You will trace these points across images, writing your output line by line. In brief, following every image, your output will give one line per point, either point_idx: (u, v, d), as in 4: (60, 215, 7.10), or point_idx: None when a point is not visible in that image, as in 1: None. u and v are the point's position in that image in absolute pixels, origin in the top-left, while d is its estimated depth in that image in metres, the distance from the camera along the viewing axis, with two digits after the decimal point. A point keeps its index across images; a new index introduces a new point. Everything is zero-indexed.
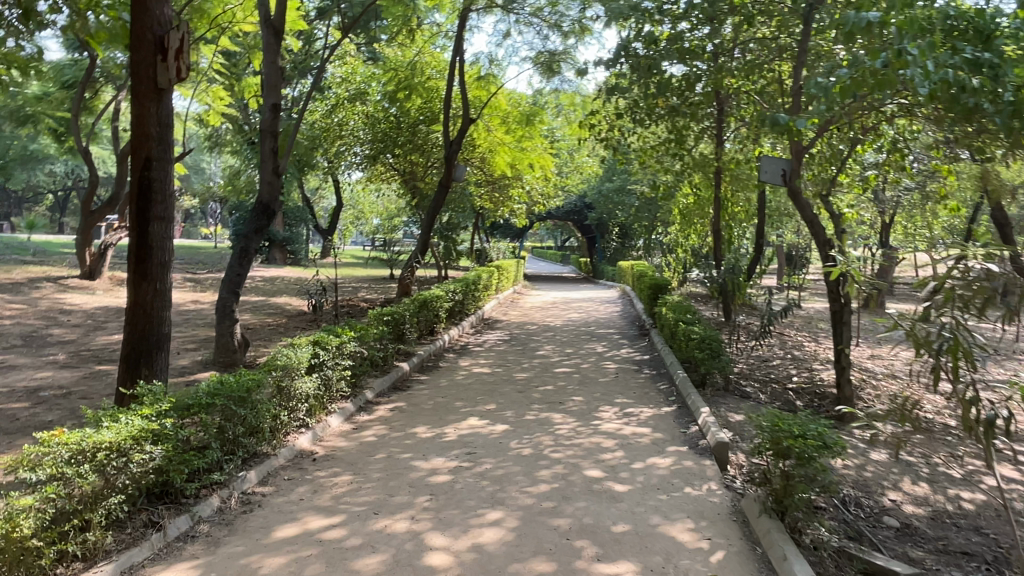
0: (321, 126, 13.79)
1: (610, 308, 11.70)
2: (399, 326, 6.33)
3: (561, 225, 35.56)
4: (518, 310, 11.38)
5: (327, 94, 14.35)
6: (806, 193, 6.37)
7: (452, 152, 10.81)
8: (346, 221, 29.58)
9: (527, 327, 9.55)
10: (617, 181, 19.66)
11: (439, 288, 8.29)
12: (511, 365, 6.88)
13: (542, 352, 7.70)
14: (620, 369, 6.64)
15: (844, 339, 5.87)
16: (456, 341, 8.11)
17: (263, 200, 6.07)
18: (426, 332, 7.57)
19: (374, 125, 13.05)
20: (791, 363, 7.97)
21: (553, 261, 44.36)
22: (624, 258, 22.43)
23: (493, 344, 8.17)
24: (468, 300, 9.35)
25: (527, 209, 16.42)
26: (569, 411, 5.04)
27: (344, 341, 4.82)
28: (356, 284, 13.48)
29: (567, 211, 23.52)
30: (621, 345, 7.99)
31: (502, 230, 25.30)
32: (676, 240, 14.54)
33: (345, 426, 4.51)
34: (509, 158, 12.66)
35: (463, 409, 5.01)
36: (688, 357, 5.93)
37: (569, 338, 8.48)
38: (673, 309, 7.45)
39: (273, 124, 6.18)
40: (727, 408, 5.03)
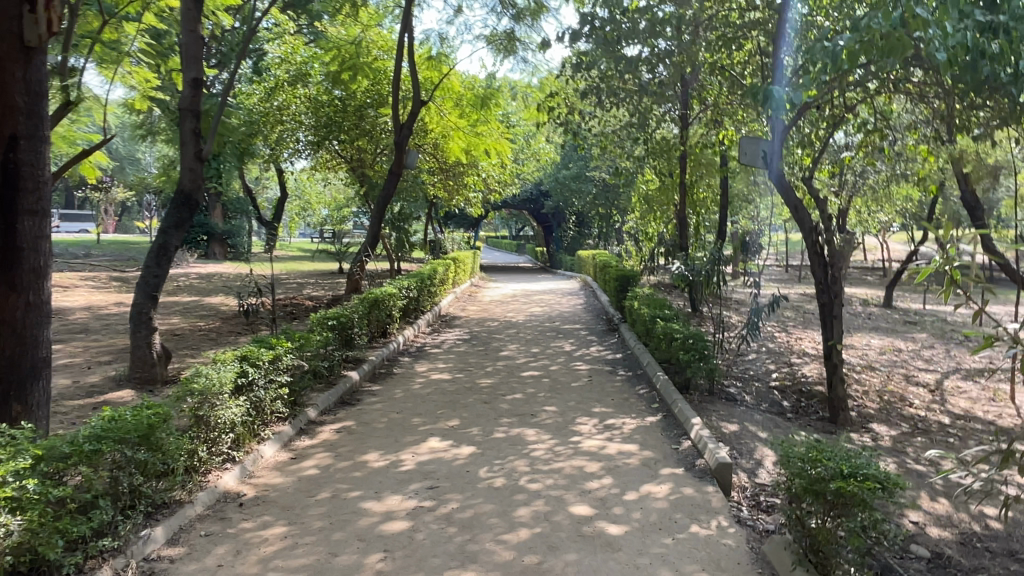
0: (261, 110, 12.84)
1: (573, 300, 11.18)
2: (347, 331, 5.63)
3: (515, 214, 34.92)
4: (477, 304, 10.76)
5: (266, 77, 13.38)
6: (788, 176, 5.89)
7: (402, 137, 10.07)
8: (292, 212, 28.37)
9: (488, 324, 8.93)
10: (574, 168, 19.10)
11: (392, 284, 7.59)
12: (473, 370, 6.24)
13: (505, 352, 7.08)
14: (592, 371, 6.07)
15: (834, 334, 5.43)
16: (411, 342, 7.44)
17: (184, 189, 5.28)
18: (378, 335, 6.88)
19: (318, 110, 12.18)
20: (767, 357, 7.54)
21: (508, 250, 43.90)
22: (581, 247, 21.98)
23: (452, 344, 7.51)
24: (423, 296, 8.69)
25: (483, 198, 15.76)
26: (542, 425, 4.44)
27: (280, 353, 4.11)
28: (302, 279, 12.63)
29: (523, 200, 22.91)
30: (590, 342, 7.43)
31: (456, 219, 24.55)
32: (637, 228, 14.10)
33: (281, 456, 3.80)
34: (464, 143, 11.94)
35: (421, 427, 4.35)
36: (669, 358, 5.40)
37: (533, 335, 7.88)
38: (647, 303, 6.92)
39: (195, 102, 5.37)
40: (719, 417, 4.50)
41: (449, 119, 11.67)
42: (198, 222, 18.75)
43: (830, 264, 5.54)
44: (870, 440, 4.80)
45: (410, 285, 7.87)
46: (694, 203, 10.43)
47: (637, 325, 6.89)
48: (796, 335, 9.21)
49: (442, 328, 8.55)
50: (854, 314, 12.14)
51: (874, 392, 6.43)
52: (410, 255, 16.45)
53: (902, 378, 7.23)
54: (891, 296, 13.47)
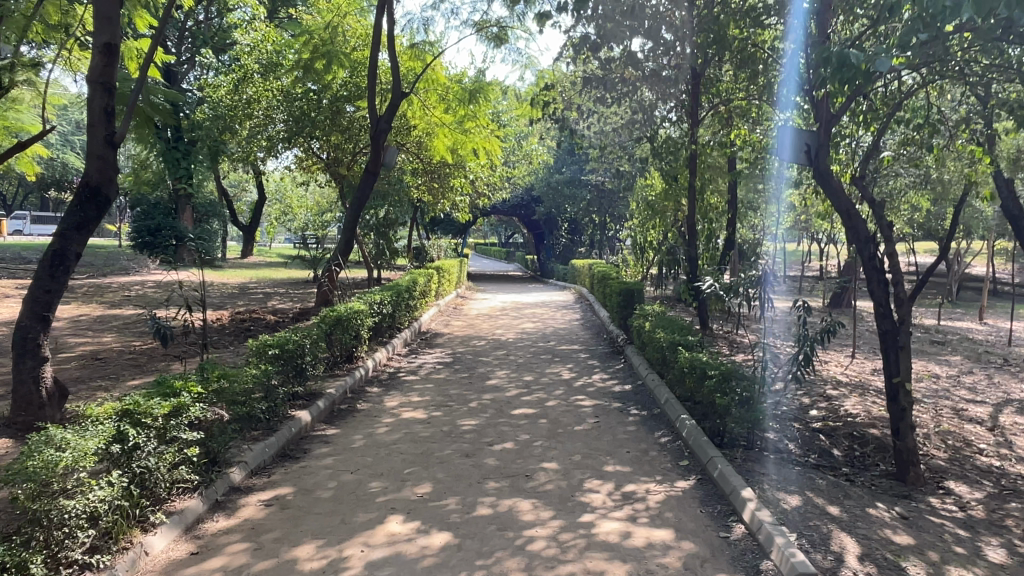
0: (228, 105, 11.73)
1: (570, 314, 10.15)
2: (299, 360, 4.55)
3: (504, 221, 33.75)
4: (462, 319, 9.70)
5: (234, 67, 12.28)
6: (836, 178, 4.84)
7: (376, 138, 8.97)
8: (272, 216, 27.20)
9: (474, 343, 7.85)
10: (567, 173, 18.00)
11: (361, 299, 6.47)
12: (454, 404, 5.16)
13: (494, 380, 6.00)
14: (599, 408, 5.00)
15: (897, 369, 4.41)
16: (383, 367, 6.35)
17: (89, 181, 4.16)
18: (342, 360, 5.81)
19: (291, 104, 11.07)
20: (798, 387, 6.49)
21: (497, 259, 42.93)
22: (574, 256, 20.92)
23: (431, 370, 6.42)
24: (401, 311, 7.62)
25: (470, 202, 14.71)
26: (541, 494, 3.35)
27: (184, 403, 3.01)
28: (271, 289, 11.53)
29: (514, 205, 21.83)
30: (593, 369, 6.37)
31: (443, 226, 23.42)
32: (636, 237, 13.07)
33: (178, 551, 2.72)
34: (450, 141, 10.84)
35: (379, 500, 3.25)
36: (698, 398, 4.36)
37: (526, 359, 6.80)
38: (661, 323, 5.88)
39: (107, 74, 4.23)
40: (771, 483, 3.44)
41: (433, 115, 10.59)
42: (167, 225, 17.53)
43: (895, 284, 4.55)
44: (957, 509, 3.76)
45: (385, 300, 6.81)
46: (704, 208, 9.40)
47: (648, 351, 5.85)
48: (821, 358, 8.21)
49: (422, 348, 7.47)
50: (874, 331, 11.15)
51: (933, 435, 5.40)
52: (392, 263, 15.36)
53: (957, 416, 6.20)
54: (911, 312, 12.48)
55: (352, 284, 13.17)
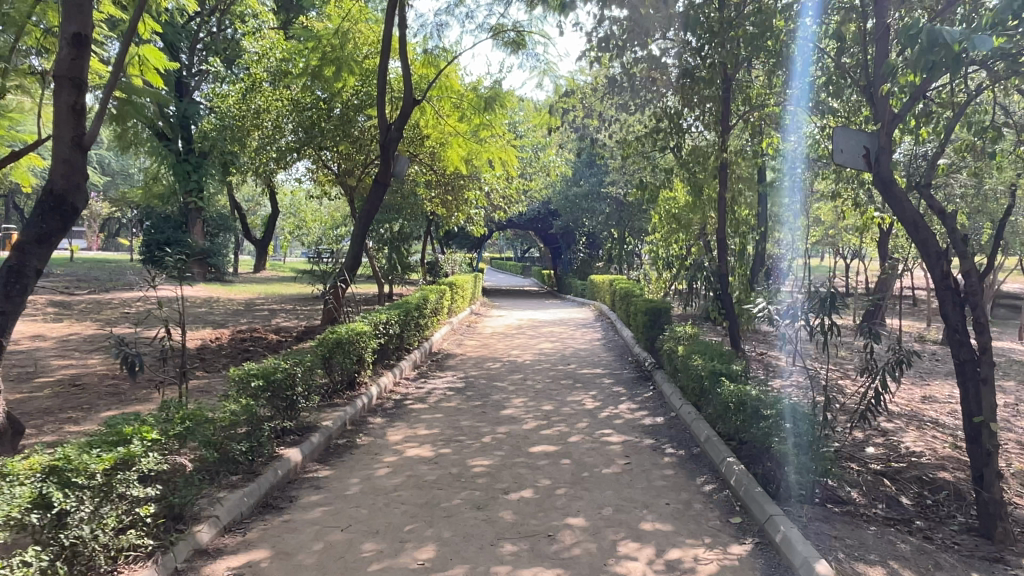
0: (235, 114, 11.36)
1: (590, 334, 9.58)
2: (291, 392, 4.03)
3: (520, 234, 33.20)
4: (476, 338, 9.16)
5: (241, 76, 11.88)
6: (901, 187, 4.32)
7: (385, 149, 8.47)
8: (286, 230, 26.90)
9: (489, 365, 7.29)
10: (585, 186, 17.44)
11: (366, 319, 5.94)
12: (465, 438, 4.60)
13: (510, 409, 5.43)
14: (629, 446, 4.41)
15: (974, 405, 3.81)
16: (389, 394, 5.81)
17: (54, 189, 3.69)
18: (344, 387, 5.28)
19: (300, 113, 10.64)
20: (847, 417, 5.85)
21: (512, 273, 42.41)
22: (592, 271, 20.34)
23: (440, 397, 5.86)
24: (411, 331, 7.10)
25: (485, 215, 14.20)
26: (567, 562, 2.77)
27: (134, 452, 2.52)
28: (277, 305, 11.06)
29: (530, 218, 21.34)
30: (618, 397, 5.78)
31: (458, 239, 22.96)
32: (659, 252, 12.46)
33: None
34: (465, 152, 10.33)
35: (371, 570, 2.69)
36: (747, 440, 3.78)
37: (544, 385, 6.23)
38: (695, 347, 5.32)
39: (75, 68, 3.75)
40: (846, 552, 2.84)
41: (446, 125, 10.11)
42: (175, 238, 17.32)
43: (972, 307, 3.96)
44: None
45: (393, 320, 6.28)
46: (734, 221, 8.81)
47: (681, 380, 5.28)
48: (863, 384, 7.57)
49: (432, 371, 6.92)
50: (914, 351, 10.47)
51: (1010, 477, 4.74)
52: (405, 278, 14.89)
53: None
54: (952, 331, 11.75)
55: (363, 300, 12.72)
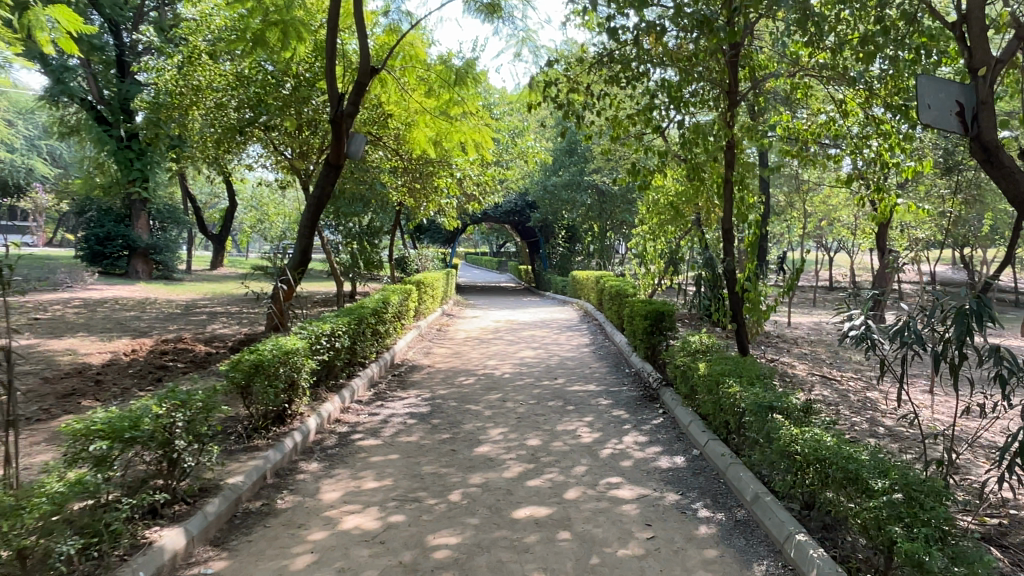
0: (170, 91, 10.06)
1: (578, 338, 8.43)
2: (171, 448, 2.84)
3: (495, 227, 31.87)
4: (446, 345, 7.96)
5: (180, 48, 10.52)
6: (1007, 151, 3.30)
7: (335, 125, 6.98)
8: (247, 224, 25.38)
9: (461, 380, 6.10)
10: (565, 175, 16.25)
11: (305, 329, 4.73)
12: (426, 495, 3.40)
13: (485, 444, 4.25)
14: (649, 506, 3.25)
15: None
16: (332, 425, 4.59)
17: None
18: (271, 421, 4.08)
19: (244, 89, 9.34)
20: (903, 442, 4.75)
21: (488, 269, 41.17)
22: (572, 267, 19.17)
23: (398, 426, 4.67)
24: (367, 339, 5.91)
25: (458, 205, 12.96)
26: None
27: None
28: (222, 308, 9.75)
29: (506, 211, 20.13)
30: (621, 424, 4.63)
31: (430, 233, 21.64)
32: (649, 245, 11.35)
33: None
34: (432, 132, 8.99)
35: None
36: (825, 507, 2.66)
37: (527, 408, 5.06)
38: (721, 364, 4.20)
39: None
40: None
41: (410, 101, 8.84)
42: (118, 232, 15.88)
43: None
44: None
45: (341, 329, 5.09)
46: (741, 209, 7.67)
47: (703, 408, 4.16)
48: (893, 399, 6.52)
49: (391, 390, 5.71)
50: None
51: None
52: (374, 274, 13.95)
53: None
54: None
55: (321, 301, 11.43)
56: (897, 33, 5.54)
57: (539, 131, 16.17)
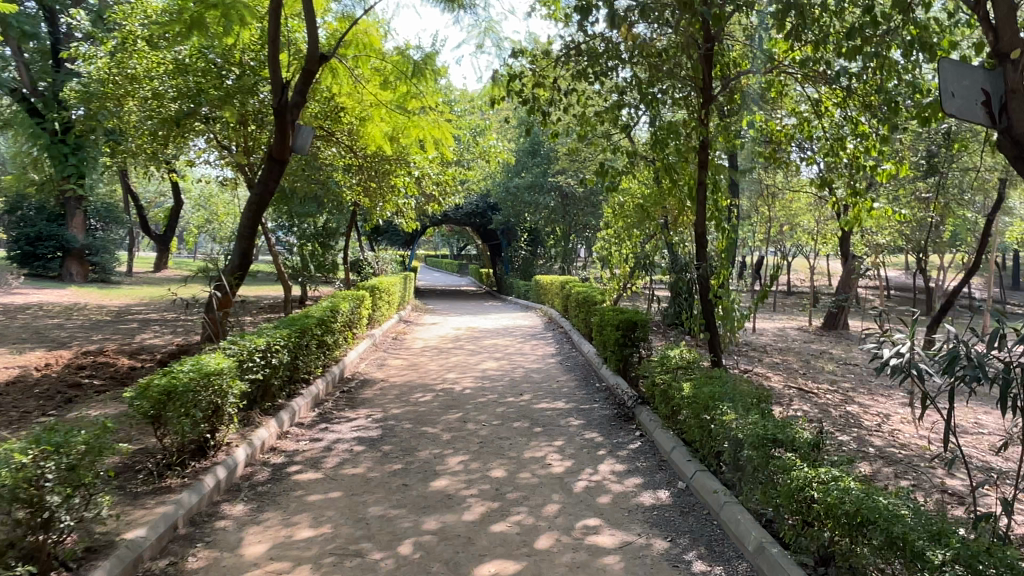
0: (101, 79, 9.29)
1: (544, 348, 7.94)
2: (40, 506, 2.24)
3: (456, 230, 31.27)
4: (402, 356, 7.39)
5: (113, 33, 9.71)
6: None
7: (278, 117, 6.31)
8: (195, 224, 24.30)
9: (417, 397, 5.53)
10: (528, 176, 15.76)
11: (236, 345, 4.14)
12: (371, 547, 2.85)
13: (443, 477, 3.71)
14: (635, 558, 2.76)
15: None
16: (265, 455, 4.00)
17: None
18: (190, 454, 3.49)
19: (183, 78, 8.60)
20: (899, 468, 4.36)
21: (448, 272, 40.47)
22: (534, 270, 18.70)
23: (343, 454, 4.10)
24: (312, 352, 5.33)
25: (416, 206, 12.37)
26: None
27: None
28: (157, 315, 8.99)
29: (467, 213, 19.59)
30: (595, 450, 4.14)
31: (388, 235, 20.93)
32: (615, 249, 10.94)
33: None
34: (387, 128, 8.31)
35: None
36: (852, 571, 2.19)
37: (490, 431, 4.54)
38: (706, 385, 3.76)
39: None
40: None
41: (364, 92, 8.15)
42: (49, 232, 14.96)
43: None
44: None
45: (279, 343, 4.51)
46: (714, 212, 7.27)
47: (686, 433, 3.71)
48: (875, 413, 6.17)
49: (338, 410, 5.12)
50: None
51: None
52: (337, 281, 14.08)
53: None
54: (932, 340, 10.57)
55: (268, 307, 10.71)
56: (884, 25, 5.17)
57: (502, 130, 15.64)
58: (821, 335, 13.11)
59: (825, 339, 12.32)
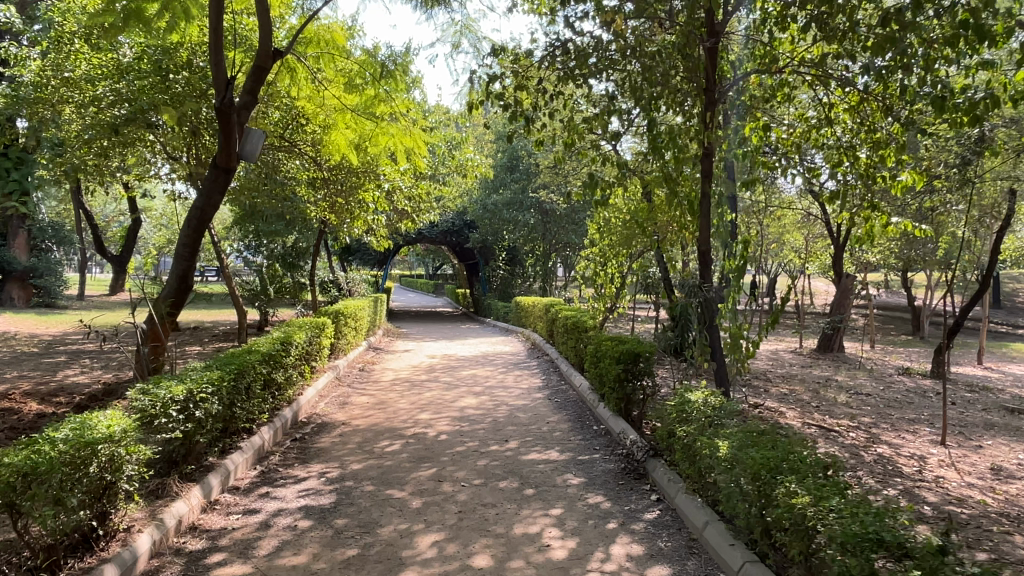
0: (35, 84, 8.39)
1: (529, 380, 7.08)
2: None
3: (432, 249, 30.35)
4: (368, 392, 6.47)
5: (49, 32, 8.75)
6: None
7: (221, 119, 5.38)
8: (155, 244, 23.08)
9: (382, 447, 4.64)
10: (507, 193, 14.97)
11: (147, 394, 3.26)
12: None
13: (411, 567, 2.84)
14: None
15: None
16: (181, 538, 3.10)
17: None
18: (67, 552, 2.59)
19: (125, 80, 7.69)
20: (974, 537, 3.57)
21: (424, 292, 39.49)
22: (514, 291, 17.87)
23: (284, 534, 3.20)
24: (256, 395, 4.45)
25: (389, 223, 11.52)
26: None
27: None
28: (91, 346, 7.95)
29: (443, 231, 18.75)
30: (604, 523, 3.29)
31: (359, 255, 19.92)
32: (604, 267, 10.18)
33: None
34: (354, 135, 7.39)
35: None
36: None
37: (472, 495, 3.67)
38: (749, 447, 2.95)
39: None
40: None
41: (327, 96, 7.23)
42: None
43: None
44: None
45: (206, 390, 3.62)
46: (719, 227, 6.48)
47: (725, 506, 2.90)
48: (908, 455, 5.41)
49: (285, 467, 4.21)
50: (915, 392, 8.54)
51: None
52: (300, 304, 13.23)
53: None
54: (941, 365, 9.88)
55: (222, 333, 9.74)
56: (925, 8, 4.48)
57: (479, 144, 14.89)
58: (816, 358, 12.41)
59: (822, 363, 11.59)
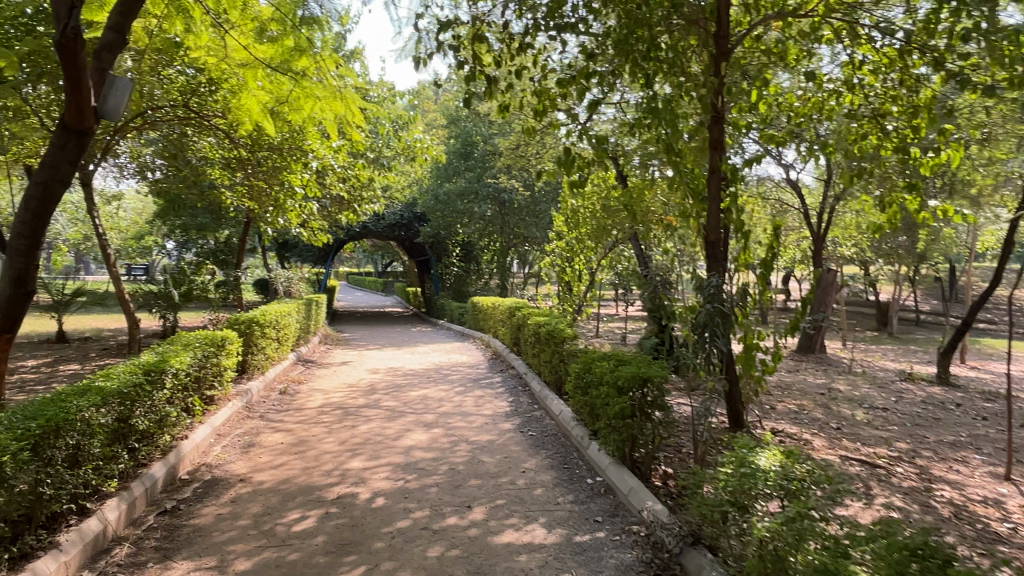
0: None
1: (493, 404, 5.69)
2: None
3: (382, 245, 28.72)
4: (285, 427, 5.00)
5: None
6: None
7: (64, 60, 3.46)
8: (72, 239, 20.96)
9: (287, 525, 3.19)
10: (460, 181, 13.47)
11: None
12: None
13: None
14: None
15: None
16: None
17: None
18: None
19: None
20: None
21: (374, 290, 37.79)
22: (469, 290, 16.45)
23: None
24: (94, 457, 2.99)
25: (324, 212, 9.98)
26: None
27: None
28: None
29: (390, 224, 17.21)
30: None
31: (298, 252, 18.23)
32: (574, 261, 8.84)
33: None
34: (270, 100, 5.85)
35: None
36: None
37: None
38: None
39: None
40: None
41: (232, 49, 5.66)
42: None
43: None
44: None
45: None
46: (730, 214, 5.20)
47: None
48: (983, 501, 4.19)
49: (130, 573, 2.74)
50: (932, 404, 7.42)
51: None
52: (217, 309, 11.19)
53: None
54: (948, 369, 8.85)
55: (118, 347, 8.08)
56: None
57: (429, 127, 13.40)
58: (801, 362, 11.34)
59: (810, 367, 10.50)
